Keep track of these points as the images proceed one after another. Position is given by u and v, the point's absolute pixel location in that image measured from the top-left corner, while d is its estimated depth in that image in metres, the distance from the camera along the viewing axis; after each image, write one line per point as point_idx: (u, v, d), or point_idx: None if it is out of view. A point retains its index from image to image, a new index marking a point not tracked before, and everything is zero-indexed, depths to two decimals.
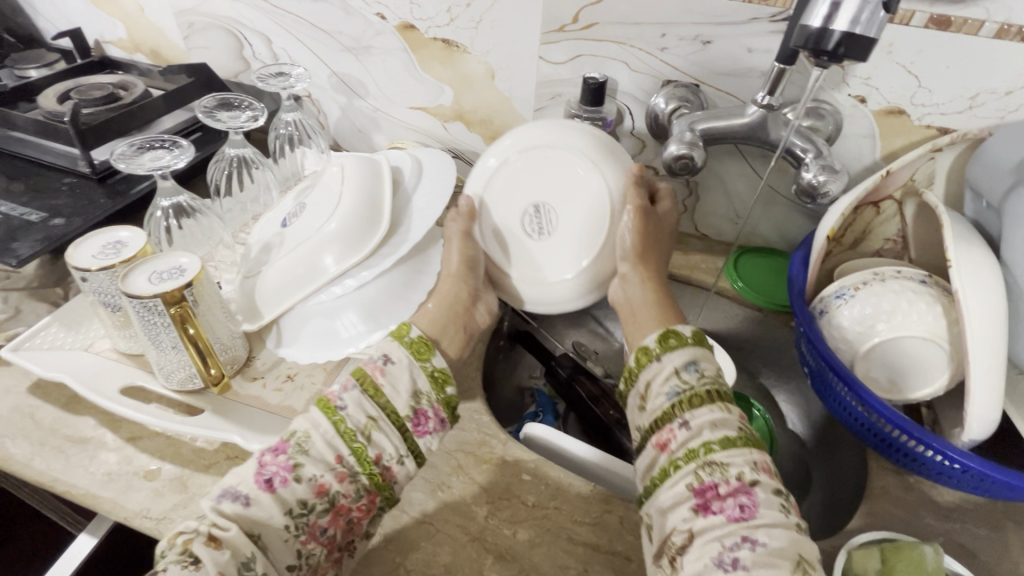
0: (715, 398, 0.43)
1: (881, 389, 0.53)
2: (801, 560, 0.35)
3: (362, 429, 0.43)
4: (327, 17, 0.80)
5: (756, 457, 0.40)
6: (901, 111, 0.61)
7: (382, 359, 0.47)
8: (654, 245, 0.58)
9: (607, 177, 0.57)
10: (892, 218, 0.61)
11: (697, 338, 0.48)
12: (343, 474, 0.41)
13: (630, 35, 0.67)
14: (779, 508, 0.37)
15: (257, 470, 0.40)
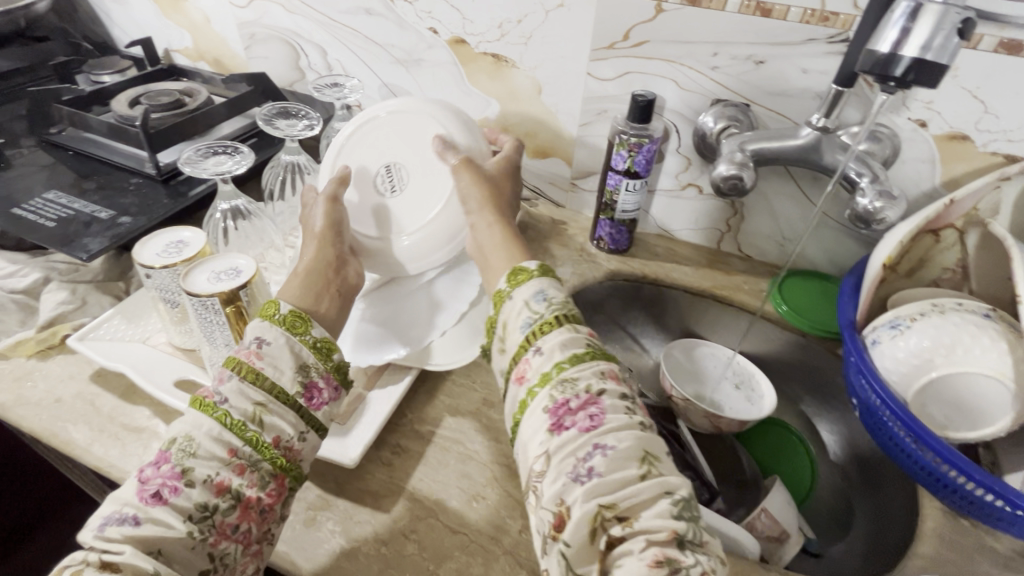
0: (562, 322, 0.46)
1: (936, 426, 0.50)
2: (645, 456, 0.39)
3: (250, 417, 0.42)
4: (381, 30, 0.83)
5: (601, 367, 0.43)
6: (964, 137, 0.59)
7: (254, 342, 0.45)
8: (502, 197, 0.60)
9: (453, 131, 0.61)
10: (952, 247, 0.58)
11: (542, 271, 0.50)
12: (240, 465, 0.40)
13: (681, 53, 0.67)
14: (624, 411, 0.41)
15: (139, 487, 0.38)
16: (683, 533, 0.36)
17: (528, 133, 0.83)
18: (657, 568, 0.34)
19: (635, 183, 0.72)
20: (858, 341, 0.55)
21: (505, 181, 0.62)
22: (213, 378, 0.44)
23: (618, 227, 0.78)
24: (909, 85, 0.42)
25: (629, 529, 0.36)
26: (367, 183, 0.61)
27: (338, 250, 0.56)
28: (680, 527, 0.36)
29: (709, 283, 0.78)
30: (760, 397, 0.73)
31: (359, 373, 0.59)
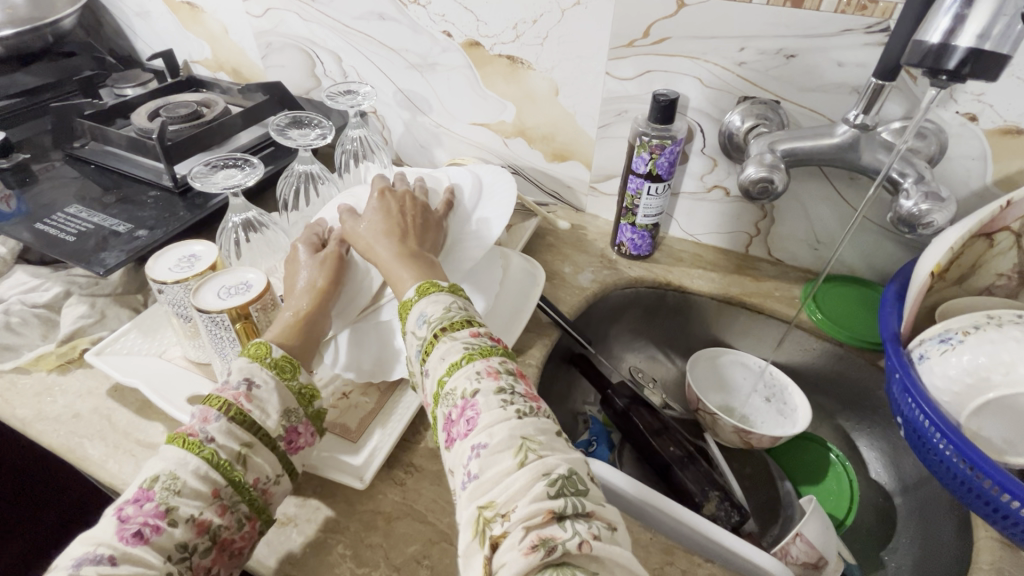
0: (439, 336, 0.45)
1: (994, 451, 0.46)
2: (522, 443, 0.37)
3: (237, 457, 0.42)
4: (395, 35, 0.82)
5: (478, 367, 0.42)
6: (1020, 131, 0.54)
7: (244, 383, 0.45)
8: (404, 218, 0.58)
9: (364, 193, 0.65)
10: (1007, 252, 0.53)
11: (422, 292, 0.50)
12: (222, 506, 0.40)
13: (705, 50, 0.64)
14: (498, 405, 0.40)
15: (118, 526, 0.37)
16: (560, 510, 0.34)
17: (545, 136, 0.81)
18: (533, 553, 0.32)
19: (657, 187, 0.69)
20: (903, 356, 0.51)
21: (382, 201, 0.59)
22: (196, 415, 0.43)
23: (640, 232, 0.75)
24: (964, 78, 0.38)
25: (508, 522, 0.34)
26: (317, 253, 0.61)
27: (325, 304, 0.54)
28: (557, 506, 0.35)
29: (737, 291, 0.74)
30: (793, 410, 0.69)
31: (372, 389, 0.58)
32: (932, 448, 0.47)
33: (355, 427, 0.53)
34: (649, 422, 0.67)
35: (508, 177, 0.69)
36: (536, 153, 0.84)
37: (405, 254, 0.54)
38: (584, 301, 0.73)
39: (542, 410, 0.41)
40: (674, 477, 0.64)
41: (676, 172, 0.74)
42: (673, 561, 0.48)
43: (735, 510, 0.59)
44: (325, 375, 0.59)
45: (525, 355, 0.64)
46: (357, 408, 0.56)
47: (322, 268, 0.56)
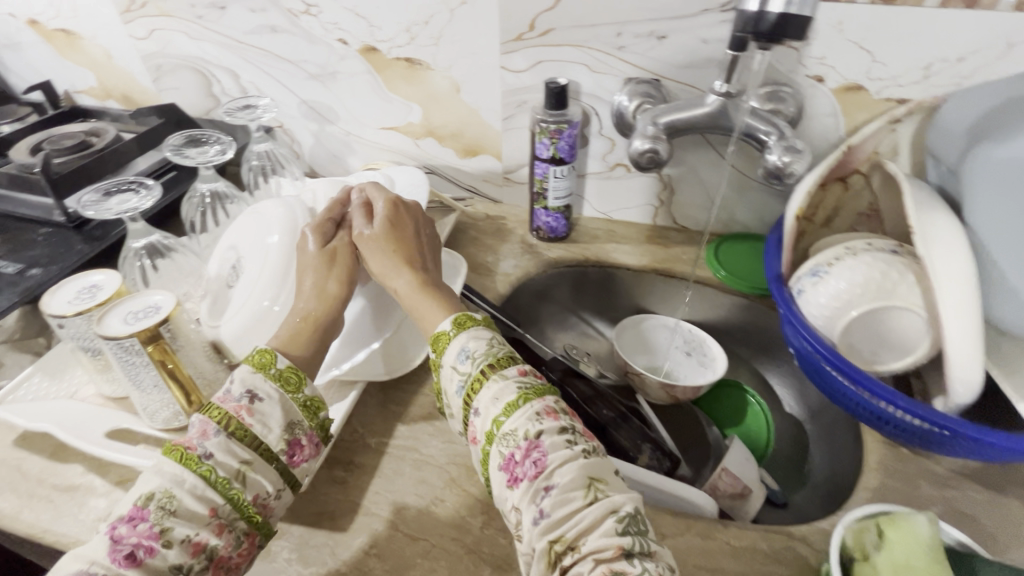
0: (488, 375, 0.46)
1: (865, 362, 0.52)
2: (590, 483, 0.40)
3: (235, 475, 0.41)
4: (290, 46, 0.81)
5: (536, 407, 0.43)
6: (859, 87, 0.62)
7: (246, 396, 0.44)
8: (415, 240, 0.59)
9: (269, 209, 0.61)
10: (862, 192, 0.61)
11: (458, 325, 0.50)
12: (219, 525, 0.40)
13: (587, 37, 0.68)
14: (563, 445, 0.41)
15: (112, 546, 0.37)
16: (629, 546, 0.37)
17: (454, 134, 0.83)
18: None
19: (562, 170, 0.73)
20: (785, 292, 0.57)
21: (394, 218, 0.58)
22: (195, 429, 0.43)
23: (553, 215, 0.79)
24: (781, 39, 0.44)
25: (578, 554, 0.37)
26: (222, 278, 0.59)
27: (337, 311, 0.54)
28: (626, 542, 0.37)
29: (649, 259, 0.80)
30: (712, 359, 0.74)
31: None
32: (819, 370, 0.53)
33: None
34: (583, 391, 0.70)
35: (422, 177, 0.72)
36: (447, 151, 0.86)
37: (429, 287, 0.55)
38: (509, 286, 0.76)
39: (600, 447, 0.43)
40: (610, 438, 0.66)
41: (580, 154, 0.79)
42: None
43: (666, 458, 0.64)
44: None
45: None
46: None
47: (335, 275, 0.55)
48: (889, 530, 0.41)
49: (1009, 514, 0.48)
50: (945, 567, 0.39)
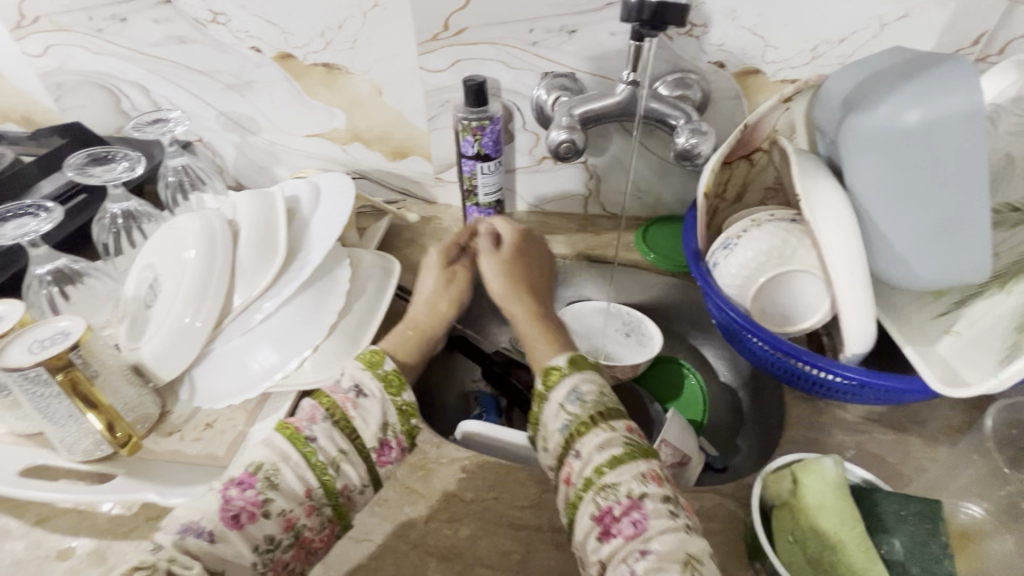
0: (598, 421, 0.46)
1: (777, 325, 0.55)
2: (688, 558, 0.38)
3: (331, 462, 0.45)
4: (202, 57, 0.79)
5: (642, 469, 0.43)
6: (756, 71, 0.66)
7: (352, 390, 0.49)
8: (524, 276, 0.66)
9: (184, 223, 0.58)
10: (766, 168, 0.65)
11: (572, 363, 0.51)
12: (310, 506, 0.44)
13: (501, 35, 0.69)
14: (667, 514, 0.40)
15: (223, 504, 0.42)
16: None
17: (381, 137, 0.83)
18: None
19: (489, 166, 0.75)
20: (703, 267, 0.59)
21: (523, 248, 0.69)
22: (304, 412, 0.47)
23: (486, 211, 0.80)
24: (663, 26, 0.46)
25: None
26: (139, 299, 0.57)
27: (437, 325, 0.63)
28: None
29: (582, 247, 0.82)
30: (649, 338, 0.77)
31: (240, 412, 0.57)
32: (738, 336, 0.56)
33: (224, 453, 0.53)
34: (528, 381, 0.74)
35: (348, 180, 0.69)
36: (376, 155, 0.86)
37: (539, 317, 0.61)
38: None
39: (696, 524, 0.42)
40: None
41: (507, 150, 0.80)
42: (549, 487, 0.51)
43: None
44: (185, 411, 0.57)
45: None
46: (224, 433, 0.55)
47: (446, 295, 0.66)
48: (802, 476, 0.43)
49: (911, 449, 0.53)
50: (852, 504, 0.42)
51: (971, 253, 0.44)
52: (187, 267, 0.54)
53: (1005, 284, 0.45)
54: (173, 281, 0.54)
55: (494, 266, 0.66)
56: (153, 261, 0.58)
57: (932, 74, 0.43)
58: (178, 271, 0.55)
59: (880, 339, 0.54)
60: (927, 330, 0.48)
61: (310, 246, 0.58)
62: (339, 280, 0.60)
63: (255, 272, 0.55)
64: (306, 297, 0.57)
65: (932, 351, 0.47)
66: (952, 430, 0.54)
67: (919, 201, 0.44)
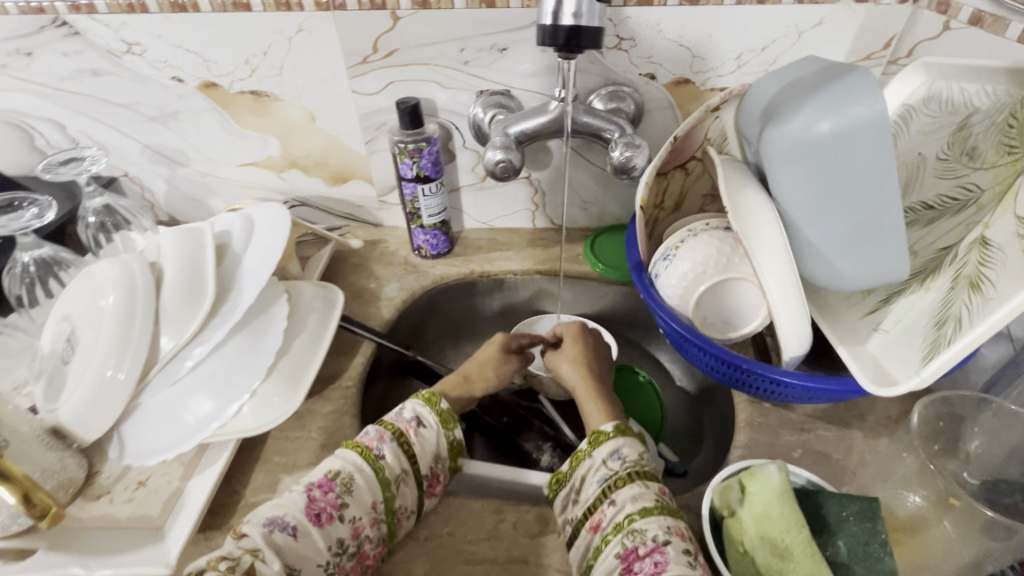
0: (637, 477, 0.47)
1: (720, 332, 0.56)
2: None
3: (395, 478, 0.49)
4: (119, 90, 0.75)
5: (669, 521, 0.44)
6: (687, 81, 0.67)
7: (414, 420, 0.53)
8: (597, 357, 0.64)
9: (102, 269, 0.55)
10: (701, 176, 0.66)
11: (619, 429, 0.51)
12: (374, 518, 0.47)
13: (432, 55, 0.68)
14: (686, 563, 0.41)
15: (306, 504, 0.45)
16: None
17: (319, 163, 0.81)
18: None
19: (430, 187, 0.73)
20: (646, 279, 0.60)
21: (579, 335, 0.65)
22: (372, 433, 0.51)
23: (431, 232, 0.79)
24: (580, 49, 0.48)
25: None
26: (57, 354, 0.53)
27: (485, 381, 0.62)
28: None
29: (532, 262, 0.82)
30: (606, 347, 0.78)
31: (174, 466, 0.53)
32: (683, 347, 0.57)
33: (159, 513, 0.49)
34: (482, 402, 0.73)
35: (283, 209, 0.66)
36: (315, 181, 0.83)
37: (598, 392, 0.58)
38: (395, 312, 0.75)
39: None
40: (513, 443, 0.69)
41: (449, 169, 0.79)
42: (505, 517, 0.51)
43: (566, 454, 0.67)
44: (115, 470, 0.52)
45: (342, 378, 0.64)
46: (159, 490, 0.51)
47: (498, 363, 0.63)
48: (749, 484, 0.44)
49: (853, 443, 0.54)
50: (797, 509, 0.42)
51: (891, 254, 0.45)
52: (106, 318, 0.51)
53: (923, 281, 0.48)
54: (92, 333, 0.51)
55: (577, 340, 0.65)
56: (70, 313, 0.54)
57: (839, 83, 0.44)
58: (97, 322, 0.51)
59: (816, 339, 0.55)
60: (858, 328, 0.50)
61: (243, 285, 0.56)
62: (276, 317, 0.57)
63: (183, 317, 0.52)
64: (241, 338, 0.54)
65: (864, 349, 0.48)
66: (889, 420, 0.56)
67: (838, 207, 0.45)
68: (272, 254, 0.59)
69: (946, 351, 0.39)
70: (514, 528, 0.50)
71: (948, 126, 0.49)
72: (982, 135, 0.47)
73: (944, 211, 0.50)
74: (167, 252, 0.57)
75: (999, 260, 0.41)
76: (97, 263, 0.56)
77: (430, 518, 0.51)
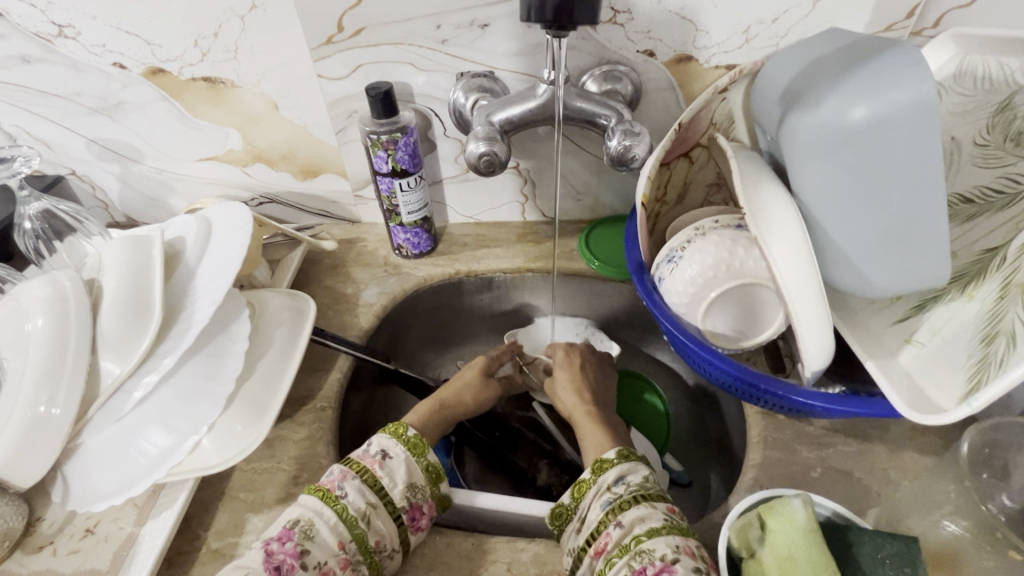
0: (643, 498, 0.43)
1: (729, 341, 0.50)
2: None
3: (363, 514, 0.43)
4: (54, 79, 0.67)
5: (677, 540, 0.39)
6: (689, 58, 0.60)
7: (380, 452, 0.47)
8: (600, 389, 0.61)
9: (31, 288, 0.48)
10: (706, 164, 0.60)
11: (622, 454, 0.48)
12: (344, 560, 0.41)
13: (405, 33, 0.61)
14: None
15: (264, 558, 0.40)
16: None
17: (285, 156, 0.73)
18: None
19: (409, 182, 0.66)
20: (648, 281, 0.55)
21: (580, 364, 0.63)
22: (335, 473, 0.46)
23: (412, 230, 0.72)
24: (570, 27, 0.41)
25: None
26: None
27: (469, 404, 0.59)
28: None
29: (522, 259, 0.75)
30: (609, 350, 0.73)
31: (127, 509, 0.48)
32: (690, 361, 0.52)
33: (108, 567, 0.45)
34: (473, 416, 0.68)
35: (243, 208, 0.58)
36: (284, 175, 0.76)
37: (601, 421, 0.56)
38: (374, 320, 0.69)
39: None
40: (506, 461, 0.66)
41: (429, 160, 0.72)
42: (496, 557, 0.46)
43: (564, 471, 0.64)
44: (59, 516, 0.48)
45: (316, 398, 0.58)
46: (110, 538, 0.47)
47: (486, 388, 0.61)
48: (769, 520, 0.39)
49: (876, 459, 0.50)
50: (824, 551, 0.38)
51: (931, 261, 0.39)
52: (33, 349, 0.44)
53: (965, 287, 0.43)
54: (20, 363, 0.45)
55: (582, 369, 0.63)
56: None
57: (875, 67, 0.38)
58: (25, 353, 0.45)
59: (837, 347, 0.51)
60: (887, 339, 0.46)
61: (195, 304, 0.49)
62: (236, 336, 0.51)
63: (126, 345, 0.46)
64: (195, 363, 0.48)
65: (895, 364, 0.44)
66: (915, 432, 0.51)
67: (872, 208, 0.39)
68: (228, 263, 0.52)
69: (999, 377, 0.34)
70: (508, 570, 0.45)
71: (988, 107, 0.44)
72: None
73: (987, 206, 0.45)
74: (107, 265, 0.50)
75: None
76: (26, 281, 0.49)
77: (413, 559, 0.46)
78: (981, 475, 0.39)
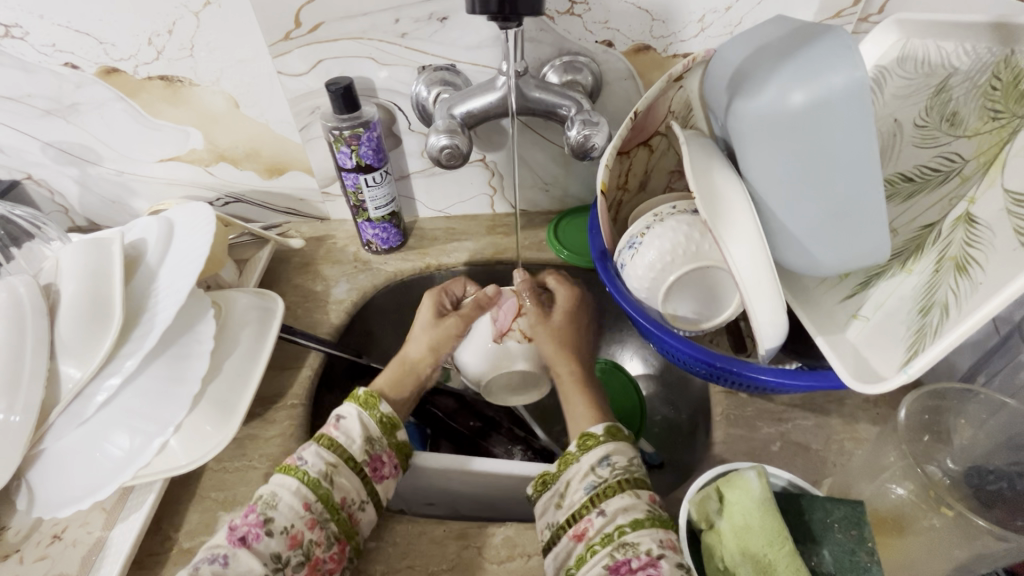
0: (627, 486, 0.43)
1: (690, 322, 0.52)
2: None
3: (324, 475, 0.44)
4: (4, 80, 0.65)
5: (659, 535, 0.40)
6: (647, 47, 0.61)
7: (335, 416, 0.49)
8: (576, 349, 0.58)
9: None
10: (667, 152, 0.61)
11: (609, 432, 0.48)
12: (313, 519, 0.42)
13: (364, 27, 0.61)
14: None
15: (229, 533, 0.41)
16: None
17: (249, 154, 0.73)
18: None
19: (374, 176, 0.66)
20: (611, 268, 0.56)
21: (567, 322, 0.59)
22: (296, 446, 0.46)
23: (380, 226, 0.72)
24: (519, 18, 0.42)
25: None
26: None
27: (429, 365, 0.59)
28: None
29: (492, 251, 0.76)
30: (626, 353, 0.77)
31: (95, 514, 0.48)
32: (652, 342, 0.53)
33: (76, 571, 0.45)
34: (447, 407, 0.69)
35: (206, 207, 0.57)
36: (249, 174, 0.75)
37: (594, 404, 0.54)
38: (344, 318, 0.70)
39: None
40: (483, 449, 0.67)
41: (395, 155, 0.72)
42: (469, 542, 0.47)
43: (538, 456, 0.65)
44: (24, 524, 0.48)
45: (287, 396, 0.59)
46: (77, 544, 0.47)
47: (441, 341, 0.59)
48: (727, 492, 0.41)
49: (833, 432, 0.52)
50: (779, 520, 0.39)
51: (872, 238, 0.41)
52: None
53: (905, 262, 0.46)
54: None
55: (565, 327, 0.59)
56: None
57: (815, 49, 0.39)
58: None
59: (792, 326, 0.53)
60: (837, 315, 0.48)
61: (157, 304, 0.49)
62: (202, 336, 0.50)
63: (87, 348, 0.45)
64: (160, 365, 0.48)
65: (844, 338, 0.46)
66: (868, 404, 0.53)
67: (815, 187, 0.40)
68: (192, 260, 0.51)
69: (934, 344, 0.36)
70: (480, 554, 0.46)
71: (927, 89, 0.46)
72: (963, 99, 0.44)
73: (925, 184, 0.47)
74: (65, 268, 0.49)
75: (987, 240, 0.38)
76: None
77: (387, 548, 0.47)
78: (924, 440, 0.41)
